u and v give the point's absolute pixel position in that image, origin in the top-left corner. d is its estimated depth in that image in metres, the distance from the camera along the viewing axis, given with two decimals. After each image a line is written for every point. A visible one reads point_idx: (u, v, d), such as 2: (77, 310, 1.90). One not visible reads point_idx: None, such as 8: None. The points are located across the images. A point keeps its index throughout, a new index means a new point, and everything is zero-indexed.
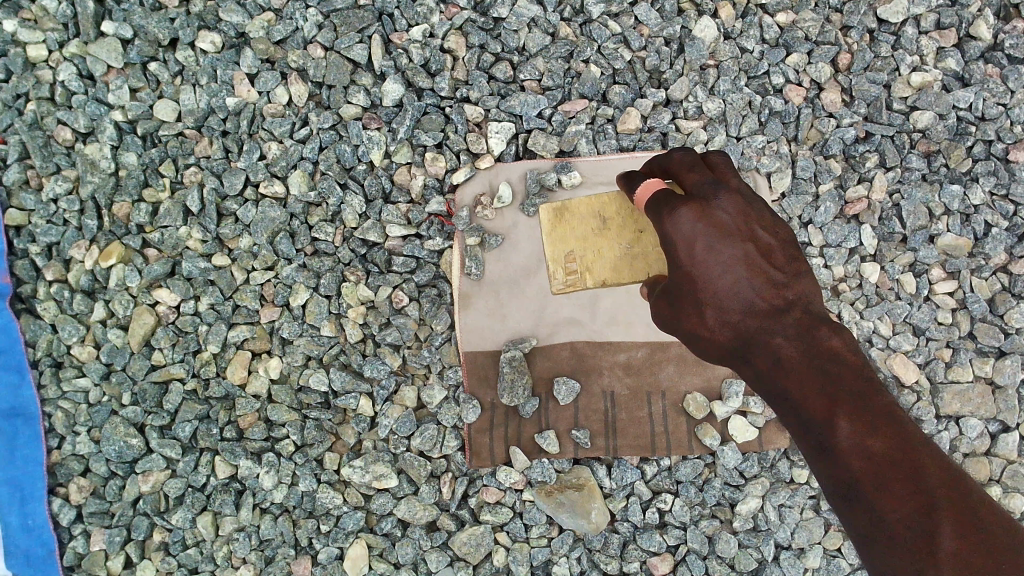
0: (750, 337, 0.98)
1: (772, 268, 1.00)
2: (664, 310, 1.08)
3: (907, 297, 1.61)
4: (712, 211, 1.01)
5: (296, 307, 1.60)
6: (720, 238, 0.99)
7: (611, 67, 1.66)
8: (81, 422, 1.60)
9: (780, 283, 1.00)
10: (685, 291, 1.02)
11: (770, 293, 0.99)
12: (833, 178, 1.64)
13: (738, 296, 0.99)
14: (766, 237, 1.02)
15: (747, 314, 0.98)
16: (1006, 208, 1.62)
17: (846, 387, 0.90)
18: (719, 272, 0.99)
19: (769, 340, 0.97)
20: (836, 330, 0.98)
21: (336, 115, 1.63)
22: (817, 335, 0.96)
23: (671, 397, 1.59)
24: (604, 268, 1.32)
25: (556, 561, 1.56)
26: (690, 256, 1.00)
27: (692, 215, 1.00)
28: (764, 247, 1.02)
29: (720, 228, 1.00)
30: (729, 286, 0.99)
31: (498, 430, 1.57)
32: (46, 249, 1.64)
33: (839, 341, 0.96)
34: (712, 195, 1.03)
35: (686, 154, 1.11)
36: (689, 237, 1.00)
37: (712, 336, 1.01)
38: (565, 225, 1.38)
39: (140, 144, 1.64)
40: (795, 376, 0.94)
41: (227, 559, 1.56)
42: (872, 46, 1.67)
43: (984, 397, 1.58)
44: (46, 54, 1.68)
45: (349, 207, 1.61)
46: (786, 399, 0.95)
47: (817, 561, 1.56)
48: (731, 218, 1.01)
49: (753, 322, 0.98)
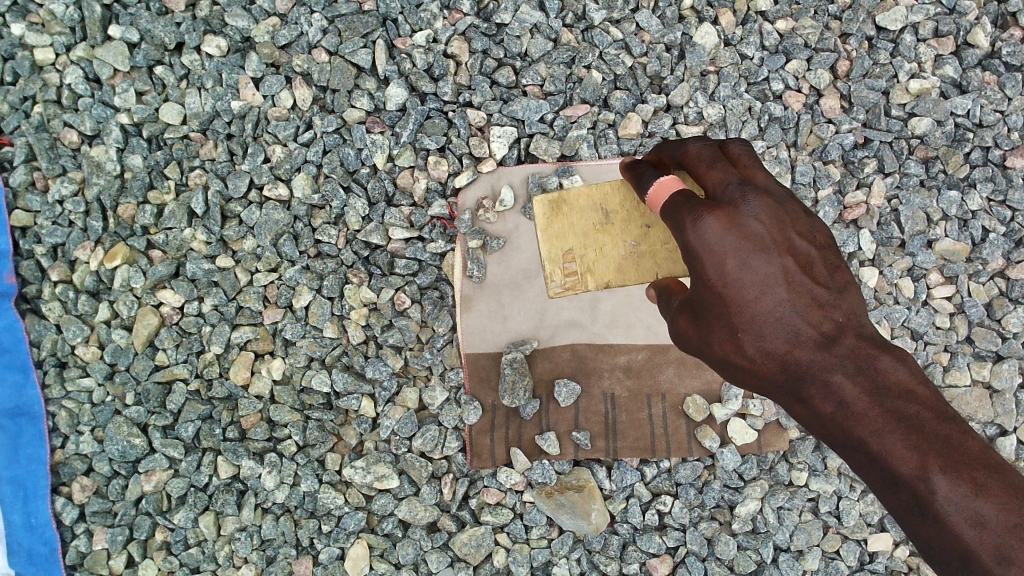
0: (801, 367, 0.95)
1: (815, 285, 0.97)
2: (694, 335, 1.03)
3: (906, 301, 1.62)
4: (745, 222, 0.96)
5: (299, 308, 1.61)
6: (758, 256, 0.95)
7: (612, 73, 1.68)
8: (85, 422, 1.61)
9: (825, 301, 0.97)
10: (717, 311, 0.98)
11: (817, 316, 0.96)
12: (832, 184, 1.65)
13: (784, 326, 0.95)
14: (802, 244, 0.98)
15: (795, 341, 0.95)
16: (1003, 214, 1.64)
17: (925, 430, 0.88)
18: (758, 292, 0.95)
19: (825, 373, 0.94)
20: (895, 354, 0.95)
21: (340, 119, 1.65)
22: (874, 362, 0.94)
23: (671, 400, 1.61)
24: (607, 267, 1.27)
25: (556, 562, 1.57)
26: (723, 279, 0.96)
27: (721, 227, 0.95)
28: (803, 259, 0.98)
29: (754, 242, 0.95)
30: (770, 311, 0.95)
31: (499, 432, 1.59)
32: (52, 249, 1.65)
33: (901, 369, 0.93)
34: (739, 200, 0.97)
35: (704, 146, 1.06)
36: (718, 252, 0.95)
37: (758, 367, 0.98)
38: (563, 219, 1.30)
39: (145, 147, 1.66)
40: (861, 413, 0.91)
41: (228, 559, 1.57)
42: (871, 53, 1.69)
43: (981, 400, 1.60)
44: (54, 58, 1.70)
45: (352, 210, 1.62)
46: (858, 447, 0.91)
47: (815, 564, 1.56)
48: (764, 229, 0.95)
49: (805, 350, 0.95)
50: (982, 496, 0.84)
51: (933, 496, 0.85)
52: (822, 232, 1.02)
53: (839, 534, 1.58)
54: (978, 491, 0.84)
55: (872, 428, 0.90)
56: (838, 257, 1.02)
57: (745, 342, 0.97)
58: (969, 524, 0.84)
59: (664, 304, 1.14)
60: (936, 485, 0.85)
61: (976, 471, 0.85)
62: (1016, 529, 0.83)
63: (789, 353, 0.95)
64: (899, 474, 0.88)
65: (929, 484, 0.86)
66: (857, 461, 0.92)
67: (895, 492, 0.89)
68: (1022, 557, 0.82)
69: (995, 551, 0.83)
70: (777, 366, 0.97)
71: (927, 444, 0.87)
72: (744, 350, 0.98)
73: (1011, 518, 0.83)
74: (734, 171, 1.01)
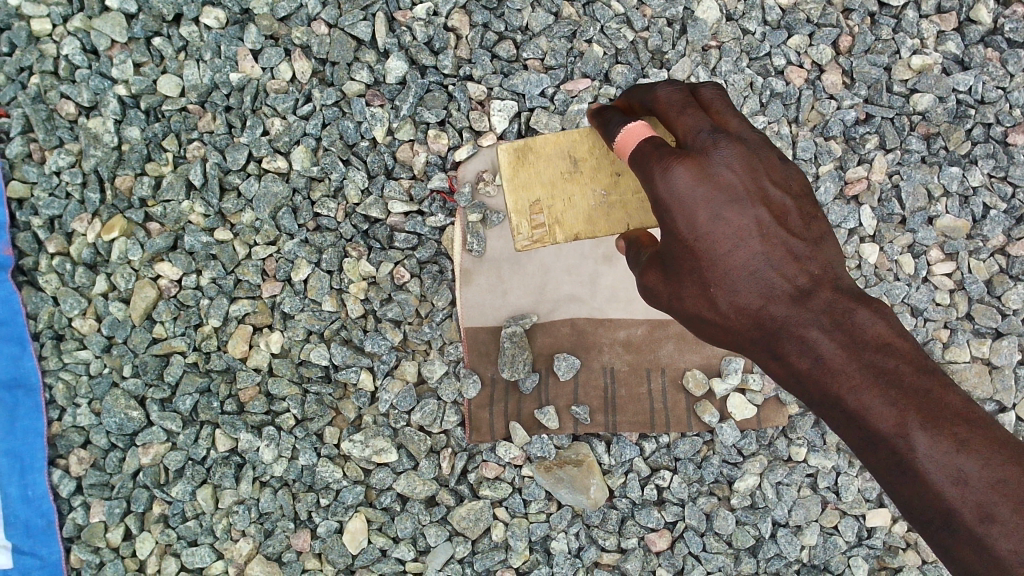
0: (774, 321, 0.93)
1: (789, 236, 0.95)
2: (666, 291, 1.02)
3: (905, 278, 1.62)
4: (714, 171, 0.96)
5: (298, 282, 1.60)
6: (727, 206, 0.94)
7: (613, 47, 1.67)
8: (82, 394, 1.60)
9: (800, 253, 0.95)
10: (689, 265, 0.97)
11: (792, 269, 0.94)
12: (833, 160, 1.64)
13: (755, 279, 0.94)
14: (776, 194, 0.97)
15: (769, 295, 0.94)
16: (1005, 190, 1.63)
17: (903, 383, 0.84)
18: (731, 244, 0.95)
19: (801, 327, 0.91)
20: (873, 307, 0.91)
21: (339, 92, 1.64)
22: (850, 316, 0.90)
23: (671, 374, 1.61)
24: (575, 219, 1.31)
25: (555, 536, 1.57)
26: (693, 231, 0.95)
27: (691, 176, 0.95)
28: (778, 210, 0.97)
29: (725, 191, 0.95)
30: (742, 263, 0.94)
31: (498, 405, 1.59)
32: (48, 221, 1.64)
33: (880, 322, 0.89)
34: (711, 147, 0.98)
35: (674, 92, 1.06)
36: (690, 204, 0.95)
37: (731, 324, 0.97)
38: (529, 168, 1.32)
39: (143, 118, 1.64)
40: (837, 367, 0.87)
41: (226, 532, 1.56)
42: (874, 29, 1.68)
43: (981, 376, 1.59)
44: (51, 28, 1.68)
45: (351, 183, 1.61)
46: (833, 403, 0.88)
47: (814, 539, 1.56)
48: (736, 176, 0.96)
49: (779, 304, 0.93)
50: (965, 452, 0.79)
51: (912, 452, 0.81)
52: (796, 181, 1.02)
53: (838, 510, 1.58)
54: (959, 447, 0.79)
55: (849, 384, 0.86)
56: (814, 207, 1.01)
57: (718, 297, 0.96)
58: (950, 482, 0.79)
59: (632, 257, 1.14)
60: (915, 442, 0.81)
61: (956, 426, 0.80)
62: (1001, 485, 0.78)
63: (762, 308, 0.93)
64: (877, 430, 0.83)
65: (908, 439, 0.81)
66: (835, 420, 0.88)
67: (873, 451, 0.85)
68: (1007, 514, 0.77)
69: (978, 509, 0.78)
70: (750, 322, 0.95)
71: (905, 399, 0.83)
72: (717, 305, 0.96)
73: (996, 474, 0.78)
74: (705, 119, 1.01)
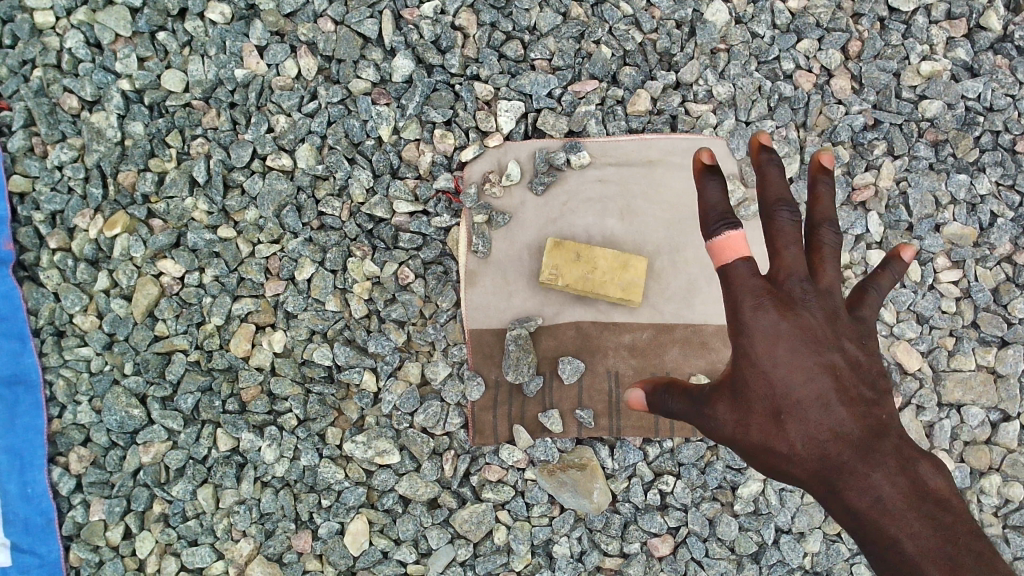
0: (838, 461, 0.96)
1: (860, 385, 1.00)
2: (729, 417, 1.00)
3: (912, 285, 1.60)
4: (799, 311, 1.01)
5: (301, 281, 1.59)
6: (806, 345, 0.99)
7: (622, 49, 1.65)
8: (83, 392, 1.59)
9: (870, 400, 1.00)
10: (762, 398, 0.98)
11: (861, 409, 0.98)
12: (841, 165, 1.63)
13: (830, 418, 0.97)
14: (852, 348, 1.02)
15: (840, 433, 0.96)
16: (1011, 198, 1.63)
17: (955, 543, 0.91)
18: (806, 379, 0.98)
19: (865, 467, 0.95)
20: (931, 462, 0.98)
21: (345, 90, 1.63)
22: (915, 467, 0.96)
23: (676, 379, 1.59)
24: None
25: (557, 540, 1.57)
26: (771, 361, 0.98)
27: (778, 315, 1.00)
28: (851, 360, 1.02)
29: (808, 335, 1.00)
30: (818, 403, 0.97)
31: (502, 408, 1.58)
32: (50, 217, 1.63)
33: (939, 477, 0.97)
34: (796, 283, 1.03)
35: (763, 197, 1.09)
36: (773, 337, 0.99)
37: (799, 460, 0.98)
38: None
39: (147, 114, 1.63)
40: (897, 512, 0.94)
41: (227, 532, 1.56)
42: (884, 34, 1.67)
43: (986, 385, 1.59)
44: (54, 21, 1.66)
45: (356, 182, 1.60)
46: (896, 542, 0.93)
47: (815, 546, 1.57)
48: (819, 322, 1.01)
49: (846, 444, 0.96)
50: None
51: None
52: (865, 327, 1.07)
53: None
54: None
55: (907, 529, 0.93)
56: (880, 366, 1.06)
57: (793, 431, 0.97)
58: None
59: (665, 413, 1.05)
60: None
61: None
62: None
63: (830, 442, 0.96)
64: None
65: None
66: (885, 563, 0.94)
67: None
68: None
69: None
70: (820, 461, 0.97)
71: (956, 568, 0.90)
72: (789, 439, 0.97)
73: None
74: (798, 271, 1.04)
